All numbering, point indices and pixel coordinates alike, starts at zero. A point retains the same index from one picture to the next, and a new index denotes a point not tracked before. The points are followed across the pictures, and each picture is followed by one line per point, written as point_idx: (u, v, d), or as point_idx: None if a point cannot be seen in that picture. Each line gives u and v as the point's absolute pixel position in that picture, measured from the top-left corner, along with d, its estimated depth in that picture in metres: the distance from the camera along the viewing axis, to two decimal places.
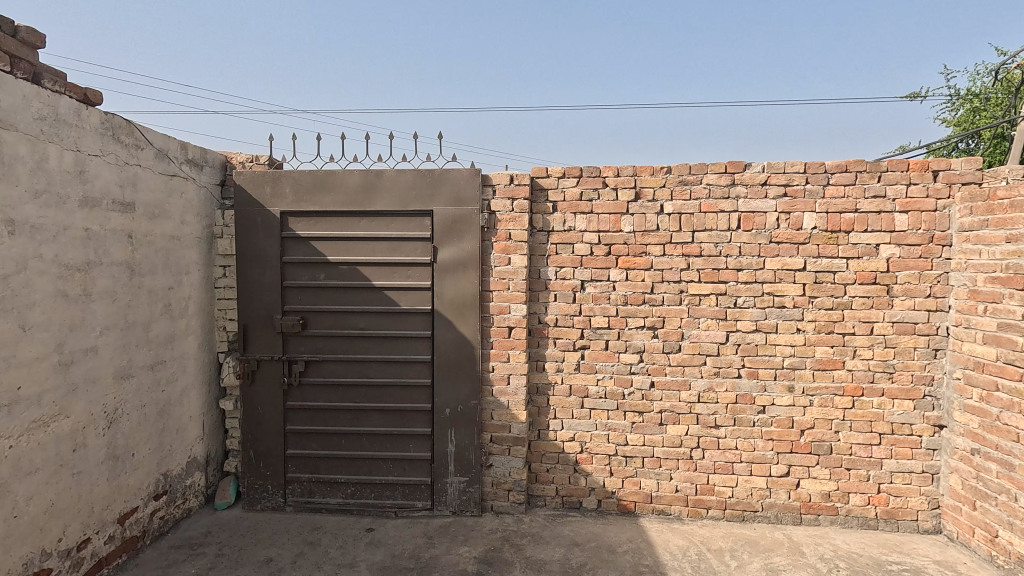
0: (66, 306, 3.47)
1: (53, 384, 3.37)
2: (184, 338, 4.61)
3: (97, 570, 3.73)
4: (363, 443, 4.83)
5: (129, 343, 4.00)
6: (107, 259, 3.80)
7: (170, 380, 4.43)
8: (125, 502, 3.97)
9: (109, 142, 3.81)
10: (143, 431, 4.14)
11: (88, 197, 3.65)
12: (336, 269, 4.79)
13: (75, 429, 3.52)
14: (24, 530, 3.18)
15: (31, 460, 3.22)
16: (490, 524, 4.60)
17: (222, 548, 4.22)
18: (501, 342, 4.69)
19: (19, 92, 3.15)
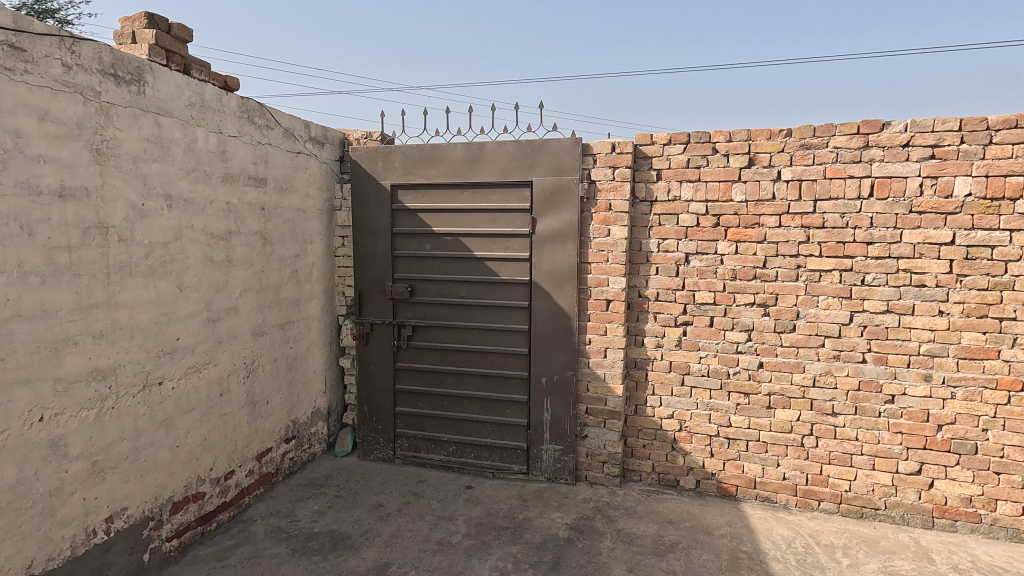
0: (213, 270, 3.98)
1: (204, 337, 3.91)
2: (309, 301, 5.10)
3: (241, 498, 4.34)
4: (464, 405, 5.08)
5: (264, 304, 4.52)
6: (245, 229, 4.30)
7: (298, 338, 4.95)
8: (261, 442, 4.55)
9: (245, 123, 4.26)
10: (275, 382, 4.68)
11: (229, 174, 4.12)
12: (441, 239, 5.00)
13: (220, 376, 4.08)
14: (185, 458, 3.78)
15: (188, 400, 3.79)
16: (583, 493, 4.65)
17: (341, 491, 4.71)
18: (599, 315, 4.64)
19: (172, 82, 3.61)
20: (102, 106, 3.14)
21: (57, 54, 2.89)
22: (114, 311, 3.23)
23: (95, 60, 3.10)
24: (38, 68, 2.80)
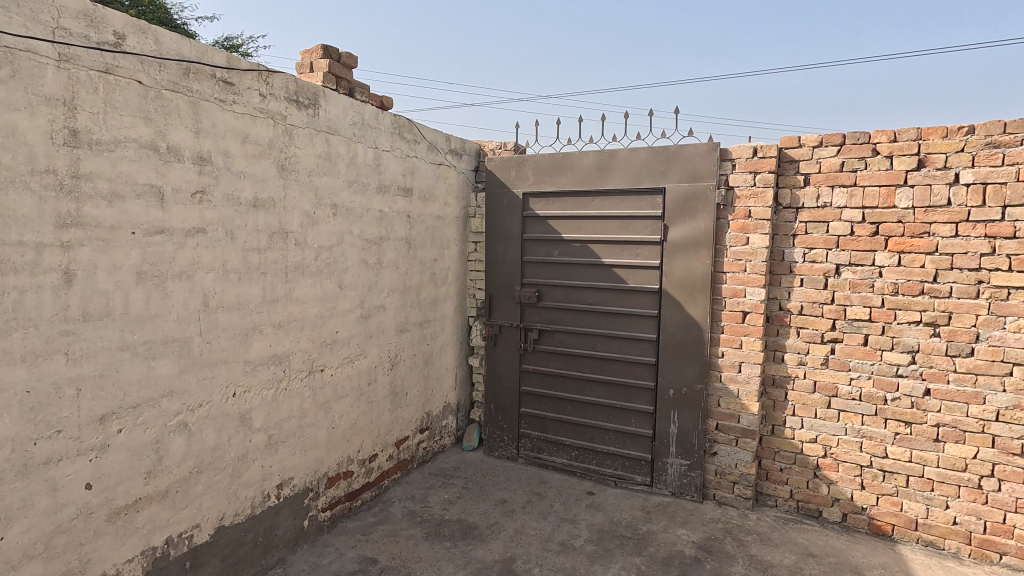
0: (366, 271, 4.42)
1: (357, 331, 4.35)
2: (444, 302, 5.45)
3: (381, 480, 4.76)
4: (588, 411, 5.10)
5: (406, 303, 4.91)
6: (393, 235, 4.71)
7: (433, 336, 5.31)
8: (400, 431, 4.95)
9: (397, 139, 4.68)
10: (413, 376, 5.06)
11: (382, 185, 4.55)
12: (570, 246, 5.08)
13: (369, 367, 4.51)
14: (339, 439, 4.23)
15: (343, 387, 4.24)
16: (711, 513, 4.46)
17: (468, 483, 4.96)
18: (734, 327, 4.43)
19: (340, 104, 4.07)
20: (287, 128, 3.64)
21: (256, 86, 3.41)
22: (289, 305, 3.72)
23: (283, 89, 3.61)
24: (242, 99, 3.32)
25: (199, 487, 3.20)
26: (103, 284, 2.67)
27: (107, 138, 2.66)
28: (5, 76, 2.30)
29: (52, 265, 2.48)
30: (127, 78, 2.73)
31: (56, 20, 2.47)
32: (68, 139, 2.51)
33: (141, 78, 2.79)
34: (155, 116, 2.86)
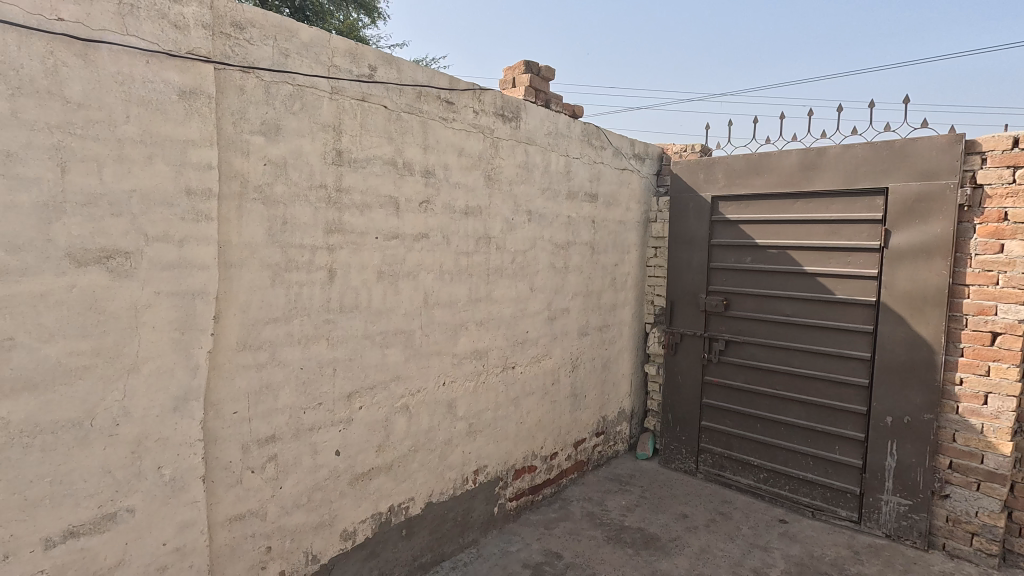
0: (554, 275, 4.59)
1: (544, 332, 4.53)
2: (623, 307, 5.43)
3: (560, 478, 4.89)
4: (781, 432, 4.70)
5: (588, 307, 4.99)
6: (579, 240, 4.82)
7: (612, 341, 5.32)
8: (579, 432, 5.04)
9: (586, 146, 4.79)
10: (592, 379, 5.12)
11: (571, 191, 4.68)
12: (765, 252, 4.74)
13: (553, 368, 4.66)
14: (525, 434, 4.44)
15: (530, 385, 4.45)
16: (940, 564, 3.83)
17: (646, 492, 4.88)
18: (978, 350, 3.76)
19: (538, 115, 4.28)
20: (493, 140, 3.93)
21: (471, 104, 3.74)
22: (489, 305, 4.01)
23: (492, 105, 3.90)
24: (460, 116, 3.66)
25: (414, 464, 3.58)
26: (354, 281, 3.13)
27: (361, 156, 3.11)
28: (297, 109, 2.79)
29: (321, 264, 2.96)
30: (377, 104, 3.16)
31: (330, 59, 2.94)
32: (335, 159, 2.99)
33: (386, 103, 3.21)
34: (395, 135, 3.28)
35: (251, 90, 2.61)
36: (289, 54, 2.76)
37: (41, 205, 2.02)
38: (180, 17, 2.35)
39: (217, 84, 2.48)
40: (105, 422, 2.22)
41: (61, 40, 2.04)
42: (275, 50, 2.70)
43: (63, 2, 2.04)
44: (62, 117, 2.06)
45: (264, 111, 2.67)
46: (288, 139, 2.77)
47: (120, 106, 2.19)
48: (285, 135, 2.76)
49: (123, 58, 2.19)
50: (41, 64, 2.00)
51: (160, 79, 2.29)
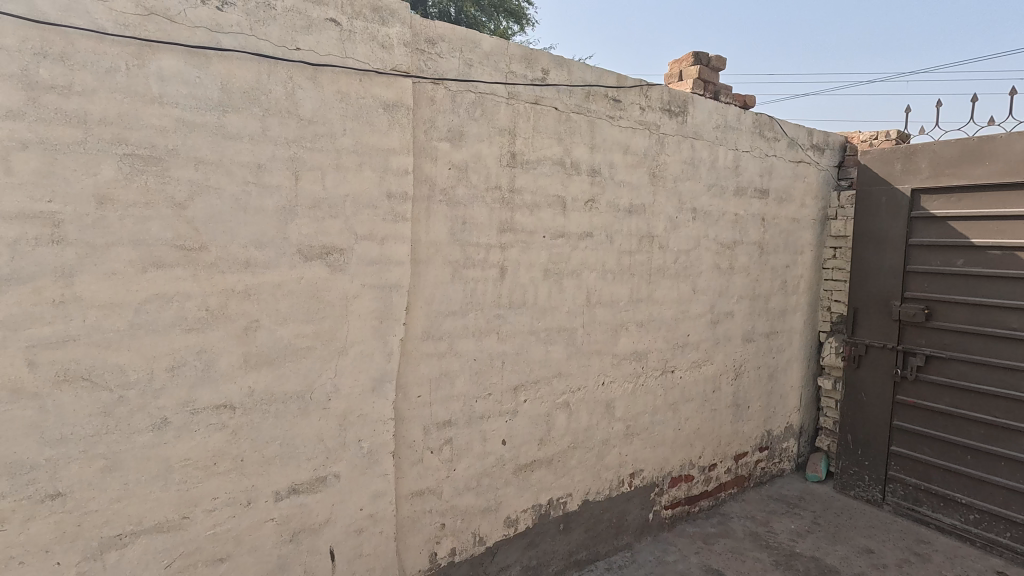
0: (719, 276, 4.34)
1: (707, 336, 4.31)
2: (794, 313, 4.97)
3: (718, 492, 4.61)
4: (1000, 468, 3.96)
5: (755, 312, 4.64)
6: (747, 239, 4.50)
7: (780, 349, 4.89)
8: (740, 444, 4.71)
9: (757, 138, 4.45)
10: (757, 389, 4.76)
11: (739, 187, 4.39)
12: (983, 254, 4.04)
13: (715, 374, 4.42)
14: (683, 441, 4.26)
15: (690, 391, 4.26)
16: None
17: (819, 519, 4.43)
18: None
19: (706, 108, 4.08)
20: (659, 137, 3.82)
21: (638, 100, 3.67)
22: (650, 305, 3.91)
23: (659, 100, 3.80)
24: (627, 113, 3.62)
25: (573, 461, 3.62)
26: (523, 278, 3.24)
27: (533, 157, 3.21)
28: (478, 115, 2.97)
29: (494, 261, 3.12)
30: (548, 106, 3.25)
31: (508, 66, 3.07)
32: (509, 161, 3.12)
33: (557, 105, 3.28)
34: (565, 136, 3.34)
35: (440, 100, 2.83)
36: (472, 64, 2.93)
37: (281, 208, 2.38)
38: (386, 38, 2.61)
39: (413, 96, 2.73)
40: (321, 396, 2.56)
41: (298, 66, 2.38)
42: (461, 61, 2.90)
43: (300, 33, 2.38)
44: (297, 133, 2.40)
45: (450, 119, 2.88)
46: (470, 144, 2.96)
47: (339, 121, 2.50)
48: (467, 140, 2.95)
49: (342, 79, 2.49)
50: (283, 88, 2.35)
51: (369, 95, 2.58)
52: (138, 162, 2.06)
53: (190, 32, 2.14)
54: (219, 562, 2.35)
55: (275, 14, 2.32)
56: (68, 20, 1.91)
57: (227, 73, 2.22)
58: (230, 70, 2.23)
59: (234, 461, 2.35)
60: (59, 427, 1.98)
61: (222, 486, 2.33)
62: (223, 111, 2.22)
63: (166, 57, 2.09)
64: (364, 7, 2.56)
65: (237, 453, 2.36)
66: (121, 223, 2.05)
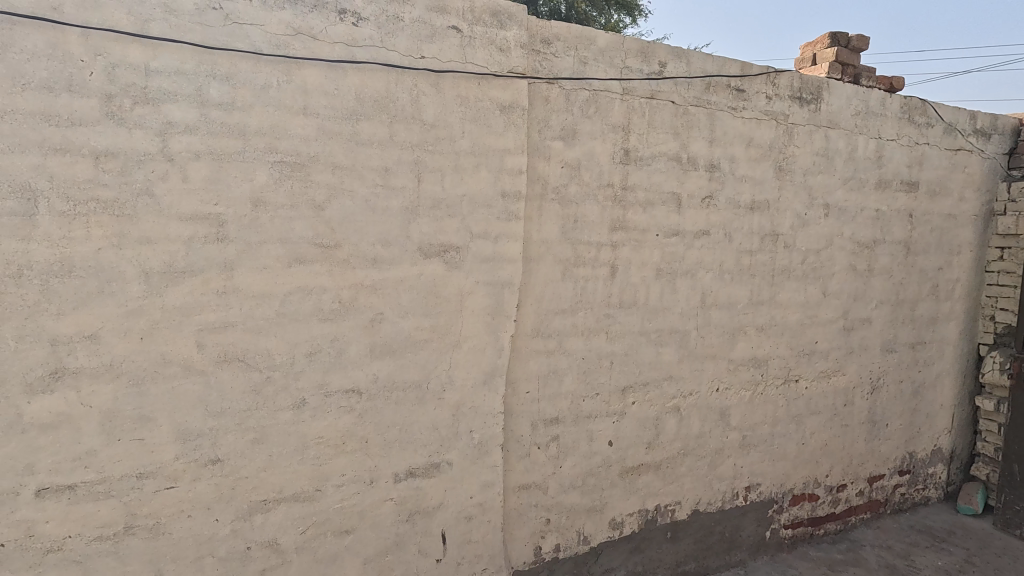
0: (855, 279, 3.94)
1: (838, 344, 3.93)
2: (947, 322, 4.38)
3: (848, 515, 4.19)
4: None
5: (898, 319, 4.15)
6: (890, 238, 4.04)
7: (928, 362, 4.34)
8: (875, 466, 4.25)
9: (905, 124, 3.97)
10: (898, 406, 4.26)
11: (882, 180, 3.94)
12: None
13: (847, 387, 4.02)
14: (807, 457, 3.94)
15: (817, 403, 3.91)
16: None
17: (973, 558, 3.88)
18: None
19: (844, 94, 3.72)
20: (788, 127, 3.54)
21: (764, 89, 3.43)
22: (773, 309, 3.65)
23: (788, 87, 3.52)
24: (751, 104, 3.40)
25: (683, 468, 3.48)
26: (634, 278, 3.18)
27: (647, 154, 3.13)
28: (591, 113, 2.94)
29: (605, 260, 3.08)
30: (665, 100, 3.14)
31: (624, 61, 3.01)
32: (623, 158, 3.06)
33: (675, 99, 3.17)
34: (682, 130, 3.21)
35: (554, 100, 2.85)
36: (587, 62, 2.91)
37: (405, 209, 2.54)
38: (504, 41, 2.68)
39: (528, 97, 2.77)
40: (437, 387, 2.69)
41: (422, 74, 2.52)
42: (576, 60, 2.89)
43: (425, 42, 2.51)
44: (420, 137, 2.54)
45: (564, 118, 2.88)
46: (583, 142, 2.95)
47: (458, 124, 2.61)
48: (581, 138, 2.94)
49: (462, 83, 2.60)
50: (409, 95, 2.50)
51: (487, 98, 2.66)
52: (285, 168, 2.30)
53: (330, 47, 2.34)
54: (345, 534, 2.57)
55: (403, 25, 2.47)
56: (233, 44, 2.18)
57: (360, 84, 2.40)
58: (363, 81, 2.41)
59: (360, 442, 2.55)
60: (220, 401, 2.27)
61: (348, 464, 2.54)
62: (356, 120, 2.41)
63: (310, 72, 2.31)
64: (483, 12, 2.64)
65: (362, 435, 2.55)
66: (270, 223, 2.30)
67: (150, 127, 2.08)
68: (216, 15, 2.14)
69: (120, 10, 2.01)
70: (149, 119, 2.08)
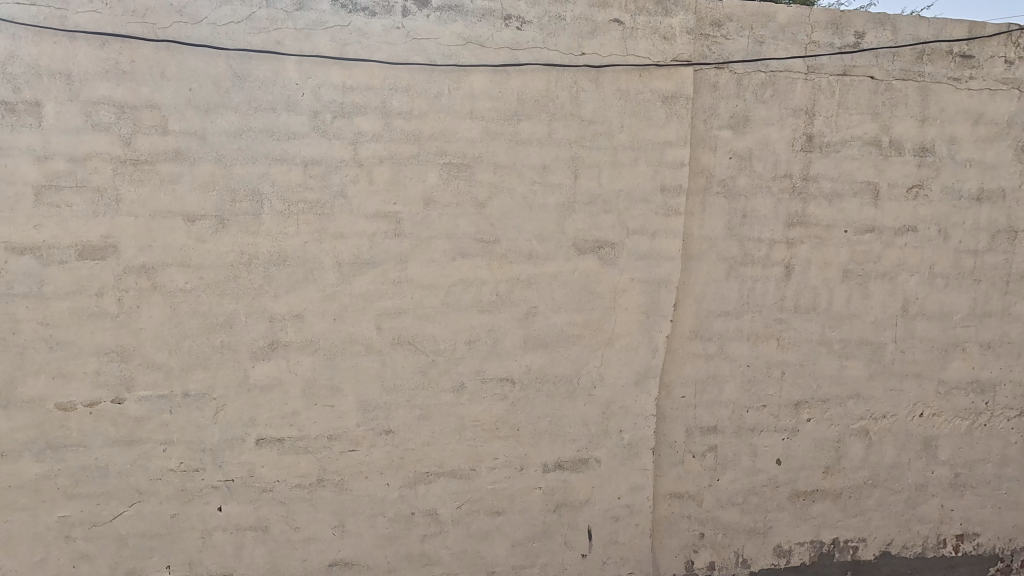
0: None
1: None
2: None
3: None
4: None
5: None
6: None
7: None
8: None
9: None
10: None
11: None
12: None
13: None
14: None
15: None
16: None
17: None
18: None
19: None
20: None
21: (1003, 52, 2.80)
22: (1006, 322, 2.96)
23: None
24: (982, 71, 2.79)
25: (870, 501, 3.01)
26: (814, 280, 2.82)
27: (836, 139, 2.75)
28: (767, 97, 2.68)
29: (779, 259, 2.79)
30: (862, 76, 2.73)
31: (810, 36, 2.68)
32: (805, 145, 2.74)
33: (874, 74, 2.74)
34: (882, 110, 2.76)
35: (723, 86, 2.65)
36: (764, 40, 2.65)
37: (561, 205, 2.58)
38: (669, 28, 2.56)
39: (694, 85, 2.62)
40: (587, 383, 2.69)
41: (582, 70, 2.53)
42: (751, 40, 2.65)
43: (586, 38, 2.51)
44: (578, 133, 2.56)
45: (734, 104, 2.67)
46: (756, 129, 2.70)
47: (617, 118, 2.57)
48: (753, 125, 2.69)
49: (622, 76, 2.55)
50: (568, 93, 2.53)
51: (648, 89, 2.58)
52: (453, 169, 2.49)
53: (496, 53, 2.46)
54: (496, 515, 2.70)
55: (565, 24, 2.50)
56: (412, 58, 2.41)
57: (522, 85, 2.50)
58: (525, 82, 2.50)
59: (512, 429, 2.67)
60: (393, 378, 2.55)
61: (501, 449, 2.67)
62: (517, 120, 2.51)
63: (476, 78, 2.46)
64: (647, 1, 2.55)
65: (514, 423, 2.66)
66: (439, 220, 2.50)
67: (345, 138, 2.41)
68: (399, 33, 2.39)
69: (325, 38, 2.34)
70: (344, 130, 2.40)
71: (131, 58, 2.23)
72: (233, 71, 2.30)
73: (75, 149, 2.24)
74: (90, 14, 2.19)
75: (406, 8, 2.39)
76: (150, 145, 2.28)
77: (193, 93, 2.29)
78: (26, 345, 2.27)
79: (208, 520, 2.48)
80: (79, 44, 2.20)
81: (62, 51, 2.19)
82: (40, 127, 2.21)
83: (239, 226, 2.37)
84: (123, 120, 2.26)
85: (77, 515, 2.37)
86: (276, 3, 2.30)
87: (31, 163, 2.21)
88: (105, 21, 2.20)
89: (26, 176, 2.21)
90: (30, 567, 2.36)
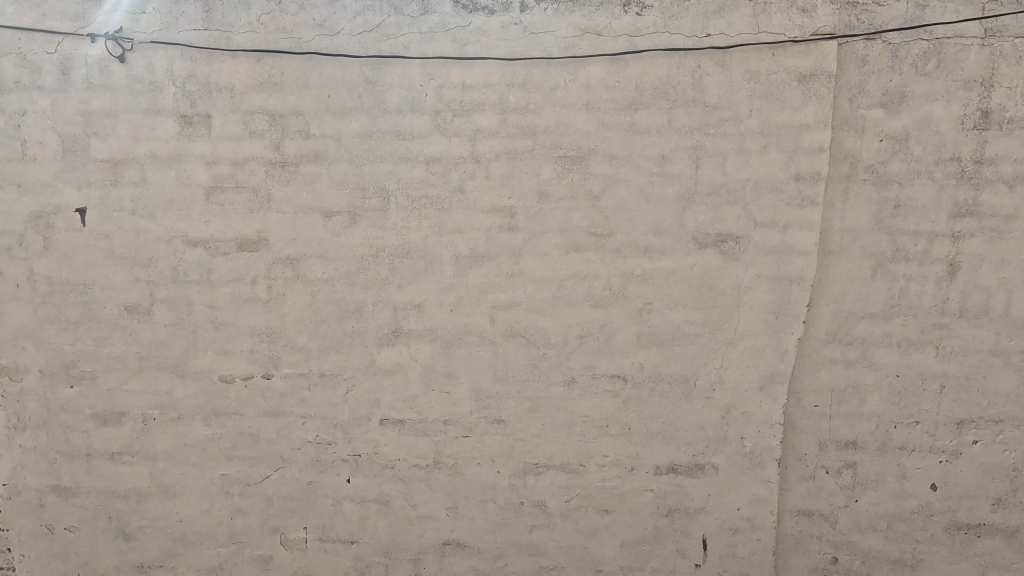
0: None
1: None
2: None
3: None
4: None
5: None
6: None
7: None
8: None
9: None
10: None
11: None
12: None
13: None
14: None
15: None
16: None
17: None
18: None
19: None
20: None
21: None
22: None
23: None
24: None
25: None
26: (987, 279, 2.42)
27: (1021, 113, 2.32)
28: (930, 69, 2.33)
29: (941, 255, 2.42)
30: None
31: None
32: (979, 122, 2.34)
33: None
34: None
35: (875, 59, 2.35)
36: (928, 3, 2.30)
37: (681, 196, 2.46)
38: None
39: (838, 60, 2.36)
40: (706, 385, 2.55)
41: (706, 53, 2.38)
42: (911, 4, 2.31)
43: (711, 18, 2.36)
44: (701, 120, 2.41)
45: (888, 80, 2.36)
46: (915, 107, 2.36)
47: (746, 103, 2.39)
48: (911, 102, 2.36)
49: (752, 57, 2.37)
50: (690, 78, 2.40)
51: (782, 69, 2.36)
52: (568, 162, 2.47)
53: (614, 41, 2.40)
54: (604, 513, 2.66)
55: (689, 5, 2.36)
56: (529, 53, 2.42)
57: (640, 73, 2.41)
58: (644, 70, 2.41)
59: (623, 427, 2.61)
60: (505, 369, 2.60)
61: (611, 447, 2.62)
62: (635, 109, 2.43)
63: (594, 69, 2.42)
64: None
65: (626, 422, 2.60)
66: (553, 214, 2.50)
67: (464, 135, 2.49)
68: (517, 29, 2.42)
69: (447, 40, 2.44)
70: (463, 128, 2.49)
71: (280, 71, 2.49)
72: (365, 77, 2.48)
73: (237, 154, 2.55)
74: (249, 34, 2.47)
75: (524, 3, 2.40)
76: (296, 149, 2.53)
77: (331, 99, 2.50)
78: (198, 324, 2.64)
79: (338, 490, 2.71)
80: (241, 62, 2.50)
81: (228, 68, 2.50)
82: (209, 135, 2.54)
83: (368, 221, 2.55)
84: (275, 127, 2.53)
85: (235, 474, 2.72)
86: (403, 10, 2.43)
87: (203, 167, 2.56)
88: (261, 39, 2.48)
89: (199, 179, 2.57)
90: (199, 515, 2.75)
